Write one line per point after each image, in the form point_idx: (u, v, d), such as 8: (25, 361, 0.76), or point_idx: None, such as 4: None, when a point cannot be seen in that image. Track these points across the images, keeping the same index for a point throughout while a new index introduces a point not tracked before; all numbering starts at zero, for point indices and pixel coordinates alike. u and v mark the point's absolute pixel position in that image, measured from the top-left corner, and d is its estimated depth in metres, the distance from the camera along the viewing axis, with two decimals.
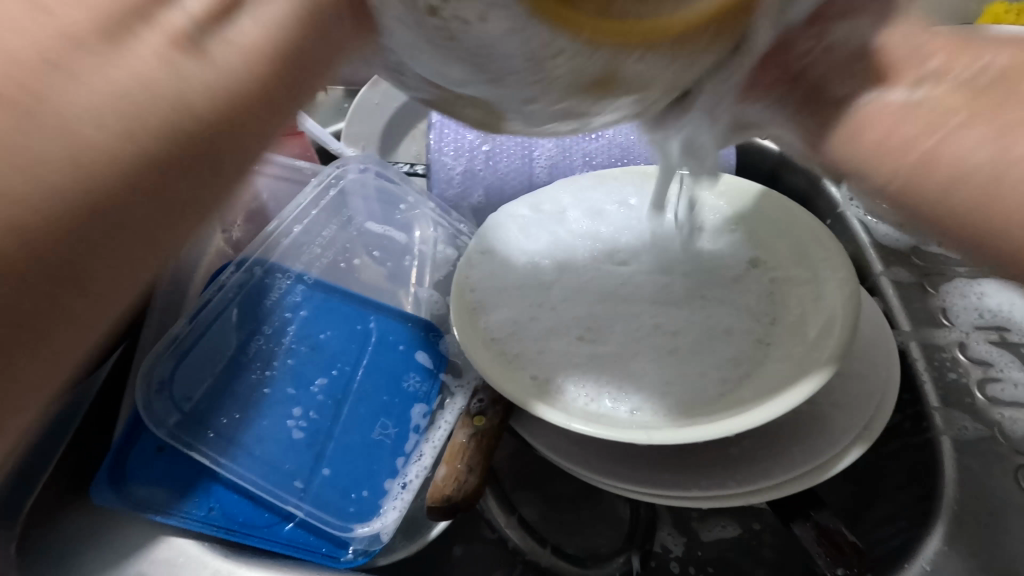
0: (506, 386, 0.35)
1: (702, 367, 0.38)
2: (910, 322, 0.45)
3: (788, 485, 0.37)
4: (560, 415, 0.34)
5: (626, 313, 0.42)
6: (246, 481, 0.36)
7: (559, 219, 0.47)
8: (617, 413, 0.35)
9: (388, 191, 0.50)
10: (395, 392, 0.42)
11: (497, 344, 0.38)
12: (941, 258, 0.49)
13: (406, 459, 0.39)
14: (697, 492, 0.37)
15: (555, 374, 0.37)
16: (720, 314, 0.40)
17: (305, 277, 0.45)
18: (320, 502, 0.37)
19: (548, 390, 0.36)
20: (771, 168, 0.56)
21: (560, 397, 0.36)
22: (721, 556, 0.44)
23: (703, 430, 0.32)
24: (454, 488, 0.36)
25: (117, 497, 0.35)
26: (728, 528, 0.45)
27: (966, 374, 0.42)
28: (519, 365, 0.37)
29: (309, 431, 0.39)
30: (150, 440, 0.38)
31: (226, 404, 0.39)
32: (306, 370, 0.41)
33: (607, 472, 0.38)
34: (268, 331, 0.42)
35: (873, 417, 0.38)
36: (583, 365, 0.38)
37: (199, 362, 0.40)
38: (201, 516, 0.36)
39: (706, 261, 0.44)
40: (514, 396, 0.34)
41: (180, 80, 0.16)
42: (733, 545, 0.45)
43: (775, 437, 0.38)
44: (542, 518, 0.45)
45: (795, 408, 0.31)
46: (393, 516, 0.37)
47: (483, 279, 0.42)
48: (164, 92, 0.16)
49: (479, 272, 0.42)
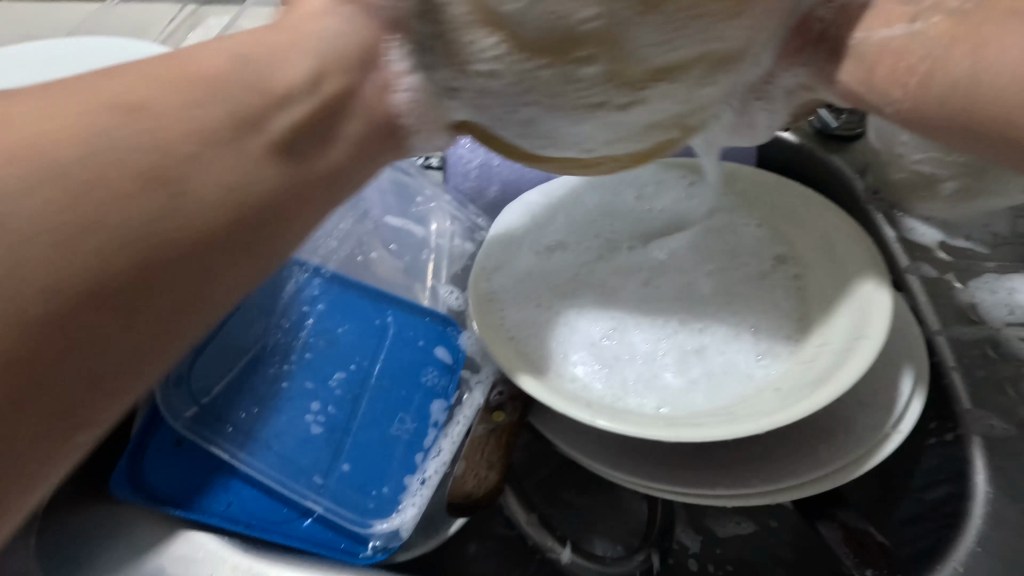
0: (529, 382, 0.35)
1: (724, 366, 0.37)
2: (939, 322, 0.44)
3: (815, 483, 0.36)
4: (583, 411, 0.33)
5: (648, 308, 0.41)
6: (265, 476, 0.36)
7: (576, 212, 0.46)
8: (637, 410, 0.35)
9: (404, 184, 0.49)
10: (413, 387, 0.41)
11: (524, 344, 0.38)
12: (969, 253, 0.47)
13: (425, 454, 0.39)
14: (722, 490, 0.36)
15: (582, 373, 0.37)
16: (745, 311, 0.40)
17: (322, 270, 0.44)
18: (340, 498, 0.37)
19: (579, 390, 0.36)
20: (794, 162, 0.55)
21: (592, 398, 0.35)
22: (739, 553, 0.44)
23: (735, 427, 0.31)
24: (474, 483, 0.35)
25: (134, 491, 0.35)
26: (742, 524, 0.44)
27: (996, 371, 0.41)
28: (546, 364, 0.37)
29: (327, 426, 0.38)
30: (169, 435, 0.37)
31: (244, 398, 0.38)
32: (324, 364, 0.40)
33: (629, 469, 0.38)
34: (286, 325, 0.41)
35: (901, 415, 0.37)
36: (608, 365, 0.38)
37: (216, 357, 0.39)
38: (220, 511, 0.35)
39: (731, 253, 0.43)
40: (550, 398, 0.34)
41: (193, 218, 0.22)
42: (750, 542, 0.44)
43: (801, 435, 0.38)
44: (559, 515, 0.45)
45: (827, 405, 0.31)
46: (413, 512, 0.37)
47: (507, 278, 0.42)
48: (181, 215, 0.22)
49: (503, 270, 0.42)
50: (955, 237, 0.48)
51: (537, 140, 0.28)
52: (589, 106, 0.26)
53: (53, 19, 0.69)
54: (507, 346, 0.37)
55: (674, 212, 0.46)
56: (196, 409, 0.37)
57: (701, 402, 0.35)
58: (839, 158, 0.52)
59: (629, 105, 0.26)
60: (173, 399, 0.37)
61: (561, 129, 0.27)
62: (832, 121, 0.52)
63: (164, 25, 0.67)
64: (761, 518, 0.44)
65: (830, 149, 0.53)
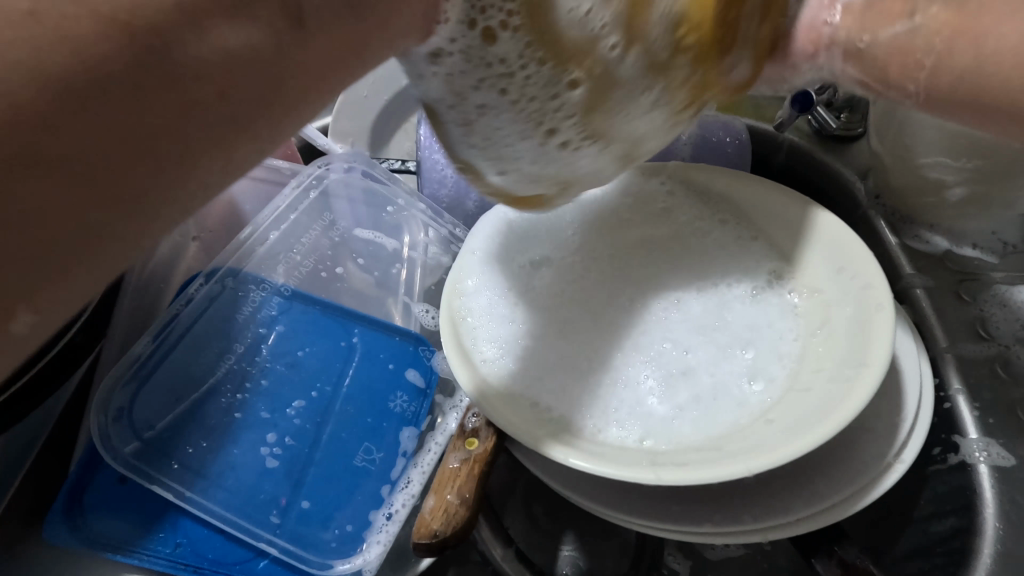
0: (501, 419, 0.32)
1: (710, 394, 0.34)
2: (948, 342, 0.41)
3: (812, 518, 0.33)
4: (558, 448, 0.30)
5: (632, 328, 0.38)
6: (216, 515, 0.33)
7: (557, 223, 0.43)
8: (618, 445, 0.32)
9: (376, 192, 0.46)
10: (380, 414, 0.38)
11: (501, 377, 0.35)
12: (976, 263, 0.43)
13: (392, 486, 0.36)
14: (711, 527, 0.33)
15: (564, 408, 0.34)
16: (737, 331, 0.37)
17: (282, 289, 0.41)
18: (298, 537, 0.34)
19: (564, 427, 0.33)
20: (790, 163, 0.52)
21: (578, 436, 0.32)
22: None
23: (721, 469, 0.28)
24: (442, 523, 0.33)
25: (73, 534, 0.32)
26: (733, 546, 0.42)
27: (1006, 393, 0.39)
28: (524, 399, 0.34)
29: (284, 458, 0.36)
30: (112, 471, 0.34)
31: (194, 430, 0.35)
32: (283, 391, 0.38)
33: (611, 503, 0.35)
34: (242, 349, 0.39)
35: (906, 443, 0.34)
36: (591, 397, 0.35)
37: (163, 387, 0.36)
38: (166, 553, 0.33)
39: (721, 267, 0.40)
40: (533, 441, 0.31)
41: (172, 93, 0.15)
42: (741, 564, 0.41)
43: (798, 465, 0.35)
44: (545, 544, 0.42)
45: (822, 444, 0.28)
46: (377, 551, 0.34)
47: (482, 303, 0.38)
48: (140, 90, 0.14)
49: (477, 295, 0.39)
50: (961, 245, 0.44)
51: (478, 137, 0.26)
52: (543, 131, 0.26)
53: None
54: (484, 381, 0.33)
55: (663, 221, 0.43)
56: (143, 445, 0.34)
57: (686, 434, 0.33)
58: (839, 160, 0.49)
59: (573, 142, 0.27)
60: (114, 434, 0.34)
61: (500, 128, 0.26)
62: (831, 122, 0.50)
63: None
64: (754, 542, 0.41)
65: (829, 150, 0.50)
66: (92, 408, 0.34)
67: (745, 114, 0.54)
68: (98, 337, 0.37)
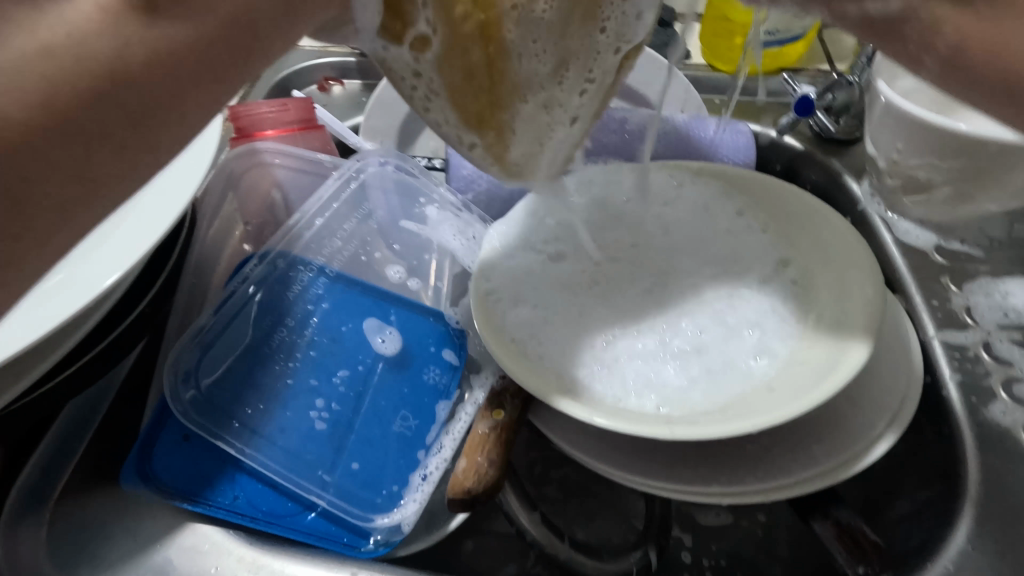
0: (530, 386, 0.35)
1: (720, 367, 0.38)
2: (937, 333, 0.44)
3: (808, 482, 0.37)
4: (660, 429, 0.33)
5: (644, 307, 0.42)
6: (271, 470, 0.37)
7: (571, 213, 0.47)
8: (661, 413, 0.35)
9: (407, 184, 0.50)
10: (416, 386, 0.42)
11: (550, 368, 0.37)
12: (964, 255, 0.48)
13: (427, 451, 0.40)
14: (717, 488, 0.37)
15: (603, 384, 0.37)
16: (748, 315, 0.40)
17: (326, 270, 0.45)
18: (344, 493, 0.38)
19: (620, 404, 0.36)
20: (789, 164, 0.56)
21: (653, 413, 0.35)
22: (726, 542, 0.44)
23: (730, 426, 0.32)
24: (474, 480, 0.36)
25: (144, 484, 0.36)
26: (724, 515, 0.45)
27: (989, 373, 0.41)
28: (572, 383, 0.37)
29: (330, 422, 0.39)
30: (176, 429, 0.38)
31: (250, 394, 0.39)
32: (328, 362, 0.41)
33: (628, 467, 0.38)
34: (292, 324, 0.42)
35: (895, 417, 0.38)
36: (623, 370, 0.38)
37: (224, 356, 0.40)
38: (226, 504, 0.36)
39: (732, 255, 0.44)
40: (629, 427, 0.33)
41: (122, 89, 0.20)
42: (733, 531, 0.45)
43: (797, 434, 0.38)
44: (561, 515, 0.45)
45: (828, 398, 0.32)
46: (413, 508, 0.38)
47: (506, 298, 0.41)
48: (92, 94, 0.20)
49: (499, 291, 0.41)
50: (949, 240, 0.48)
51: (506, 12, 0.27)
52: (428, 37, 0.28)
53: None
54: (546, 378, 0.36)
55: (674, 217, 0.47)
56: (205, 405, 0.38)
57: (699, 402, 0.36)
58: (838, 162, 0.53)
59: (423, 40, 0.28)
60: (181, 394, 0.37)
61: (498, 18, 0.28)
62: (831, 126, 0.53)
63: None
64: (746, 513, 0.45)
65: (829, 153, 0.54)
66: (162, 372, 0.38)
67: (748, 119, 0.59)
68: (164, 307, 0.41)
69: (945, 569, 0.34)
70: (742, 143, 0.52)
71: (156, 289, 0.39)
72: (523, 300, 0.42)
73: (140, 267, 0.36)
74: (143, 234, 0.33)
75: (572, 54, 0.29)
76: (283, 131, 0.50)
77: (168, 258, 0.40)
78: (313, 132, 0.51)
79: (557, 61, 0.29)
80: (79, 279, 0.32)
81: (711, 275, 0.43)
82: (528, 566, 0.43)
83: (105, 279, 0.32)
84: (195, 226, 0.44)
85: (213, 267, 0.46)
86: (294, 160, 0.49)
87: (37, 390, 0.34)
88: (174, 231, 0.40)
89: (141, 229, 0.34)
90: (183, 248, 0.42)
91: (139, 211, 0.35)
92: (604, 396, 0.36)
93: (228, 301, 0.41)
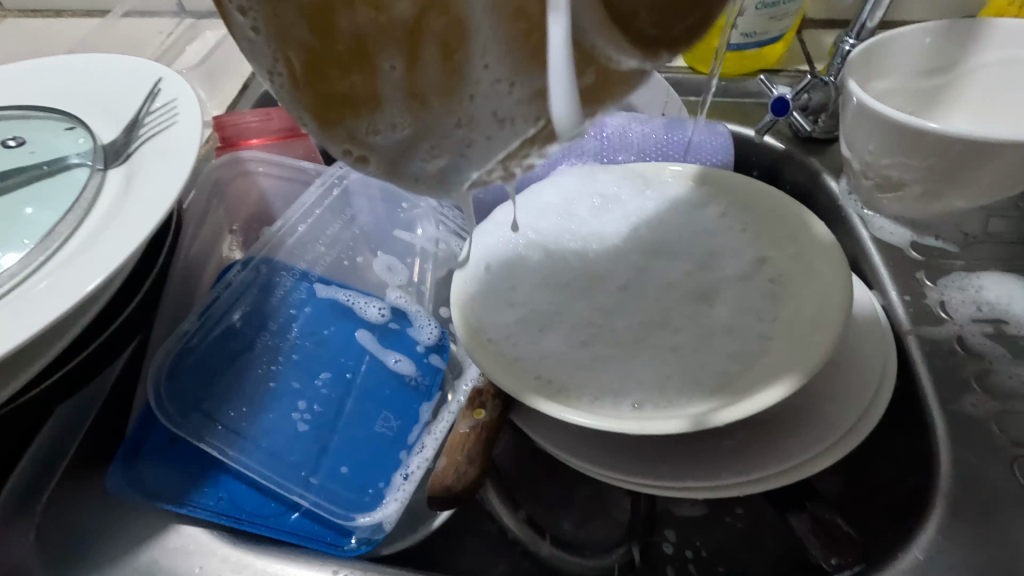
0: (489, 373, 0.37)
1: (695, 361, 0.39)
2: (914, 329, 0.44)
3: (783, 475, 0.37)
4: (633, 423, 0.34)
5: (621, 307, 0.43)
6: (254, 471, 0.38)
7: (548, 215, 0.49)
8: (631, 407, 0.36)
9: (390, 190, 0.50)
10: (397, 388, 0.43)
11: (527, 369, 0.38)
12: (938, 250, 0.48)
13: (409, 451, 0.41)
14: (694, 482, 0.37)
15: (578, 381, 0.38)
16: (721, 312, 0.41)
17: (309, 276, 0.47)
18: (328, 493, 0.38)
19: (595, 401, 0.36)
20: (771, 165, 0.57)
21: (629, 409, 0.36)
22: (709, 534, 0.45)
23: (694, 420, 0.33)
24: (454, 479, 0.36)
25: (128, 486, 0.37)
26: (698, 506, 0.46)
27: (962, 367, 0.42)
28: (547, 382, 0.38)
29: (313, 424, 0.40)
30: (162, 433, 0.39)
31: (234, 397, 0.40)
32: (311, 365, 0.43)
33: (607, 463, 0.39)
34: (274, 328, 0.43)
35: (867, 410, 0.38)
36: (598, 367, 0.39)
37: (208, 360, 0.41)
38: (211, 505, 0.37)
39: (709, 252, 0.45)
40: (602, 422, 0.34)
41: None
42: (717, 524, 0.45)
43: (771, 427, 0.39)
44: (544, 511, 0.46)
45: (796, 389, 0.33)
46: (395, 507, 0.38)
47: (486, 302, 0.42)
48: None
49: (477, 294, 0.42)
50: (923, 236, 0.49)
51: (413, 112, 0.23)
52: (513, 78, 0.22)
53: (56, 36, 0.73)
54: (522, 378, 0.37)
55: (651, 217, 0.48)
56: (190, 409, 0.38)
57: (673, 398, 0.37)
58: (817, 161, 0.54)
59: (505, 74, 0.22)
60: (166, 399, 0.38)
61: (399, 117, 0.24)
62: (807, 126, 0.54)
63: (160, 38, 0.71)
64: (724, 508, 0.46)
65: (808, 153, 0.55)
66: (146, 378, 0.38)
67: (728, 119, 0.60)
68: (151, 312, 0.42)
69: (917, 560, 0.35)
70: (720, 140, 0.53)
71: (141, 295, 0.40)
72: (501, 302, 0.42)
73: (126, 271, 0.37)
74: (126, 239, 0.34)
75: (431, 133, 0.21)
76: (267, 139, 0.51)
77: (155, 265, 0.41)
78: (298, 140, 0.52)
79: (411, 129, 0.21)
80: (61, 285, 0.33)
81: (686, 272, 0.44)
82: (514, 563, 0.43)
83: (87, 286, 0.32)
84: (180, 234, 0.45)
85: (199, 276, 0.47)
86: (278, 168, 0.50)
87: (27, 394, 0.35)
88: (158, 240, 0.42)
89: (122, 237, 0.35)
90: (168, 257, 0.43)
91: (119, 221, 0.36)
92: (577, 391, 0.37)
93: (202, 319, 0.42)
